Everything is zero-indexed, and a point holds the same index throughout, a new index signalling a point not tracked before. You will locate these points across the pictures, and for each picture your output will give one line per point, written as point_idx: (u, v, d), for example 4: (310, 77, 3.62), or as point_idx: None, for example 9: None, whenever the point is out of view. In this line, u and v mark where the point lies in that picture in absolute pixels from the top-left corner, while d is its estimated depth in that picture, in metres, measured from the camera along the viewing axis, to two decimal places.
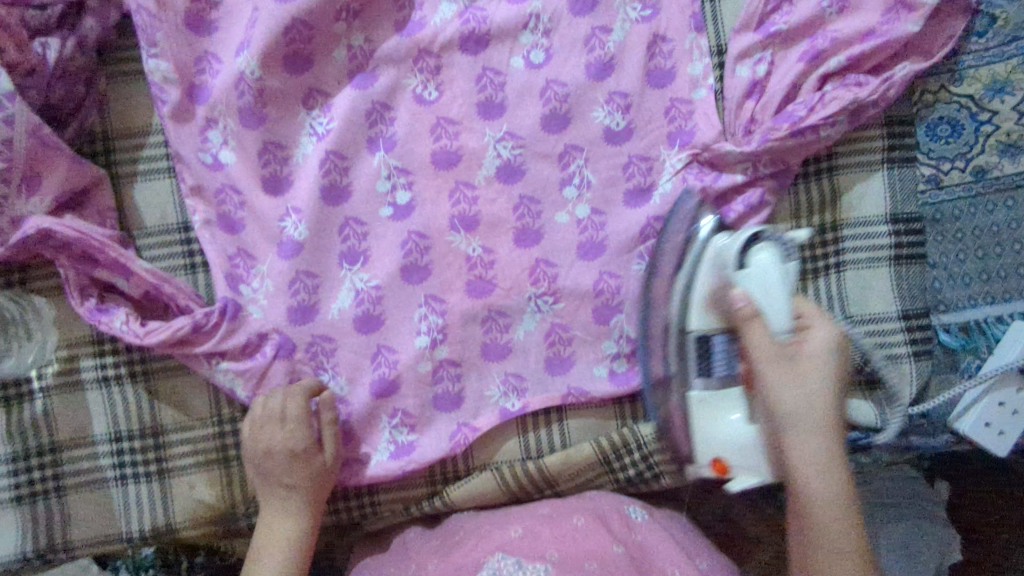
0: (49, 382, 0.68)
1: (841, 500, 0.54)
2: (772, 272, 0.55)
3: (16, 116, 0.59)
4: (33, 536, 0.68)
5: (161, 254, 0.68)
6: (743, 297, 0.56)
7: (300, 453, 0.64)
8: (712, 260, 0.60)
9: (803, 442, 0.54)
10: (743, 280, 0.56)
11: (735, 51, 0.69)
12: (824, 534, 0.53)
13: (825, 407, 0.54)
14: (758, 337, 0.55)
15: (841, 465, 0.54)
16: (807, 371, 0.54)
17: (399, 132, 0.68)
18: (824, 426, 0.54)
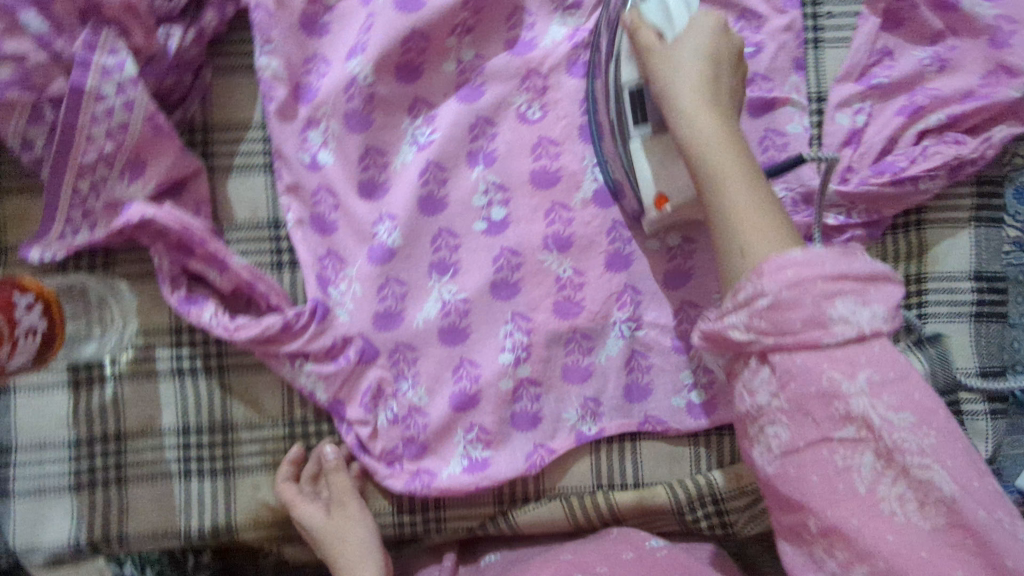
0: (121, 368, 0.67)
1: (758, 203, 0.55)
2: (672, 0, 0.62)
3: (136, 101, 0.59)
4: (88, 524, 0.66)
5: (249, 248, 0.67)
6: (659, 56, 0.59)
7: (316, 525, 0.66)
8: (662, 71, 0.58)
9: (688, 39, 0.59)
10: (645, 7, 0.62)
11: (835, 99, 0.69)
12: (735, 193, 0.55)
13: (727, 143, 0.56)
14: (648, 35, 0.60)
15: (738, 144, 0.57)
16: (681, 47, 0.59)
17: (499, 148, 0.69)
18: (725, 115, 0.57)
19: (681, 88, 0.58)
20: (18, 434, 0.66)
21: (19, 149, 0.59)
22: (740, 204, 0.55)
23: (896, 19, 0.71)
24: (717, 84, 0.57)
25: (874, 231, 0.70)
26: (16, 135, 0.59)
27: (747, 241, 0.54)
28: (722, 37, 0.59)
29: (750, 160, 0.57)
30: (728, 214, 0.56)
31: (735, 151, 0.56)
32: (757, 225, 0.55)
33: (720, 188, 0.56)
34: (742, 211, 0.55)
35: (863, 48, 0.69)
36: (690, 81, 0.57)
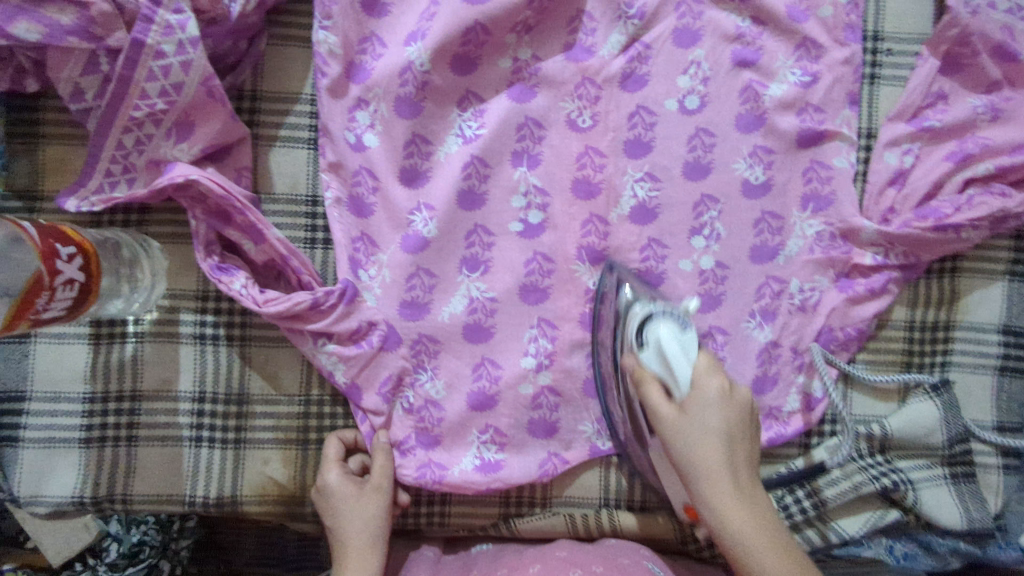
0: (145, 328, 0.66)
1: (744, 494, 0.53)
2: (669, 340, 0.58)
3: (194, 62, 0.59)
4: (94, 481, 0.66)
5: (285, 222, 0.67)
6: (660, 400, 0.56)
7: (338, 492, 0.64)
8: (668, 349, 0.57)
9: (704, 412, 0.54)
10: (642, 356, 0.59)
11: (885, 138, 0.69)
12: (740, 517, 0.52)
13: (719, 444, 0.54)
14: (658, 396, 0.56)
15: (757, 511, 0.53)
16: (693, 420, 0.54)
17: (545, 151, 0.68)
18: (734, 475, 0.54)
19: (687, 394, 0.56)
20: (35, 383, 0.66)
21: (69, 97, 0.60)
22: (764, 538, 0.52)
23: (957, 64, 0.69)
24: (715, 391, 0.55)
25: (909, 274, 0.69)
26: (68, 83, 0.59)
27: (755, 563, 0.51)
28: (739, 404, 0.55)
29: (764, 498, 0.54)
30: (752, 546, 0.52)
31: (743, 496, 0.53)
32: (756, 518, 0.53)
33: (727, 536, 0.52)
34: (757, 529, 0.52)
35: (919, 89, 0.69)
36: (706, 449, 0.53)
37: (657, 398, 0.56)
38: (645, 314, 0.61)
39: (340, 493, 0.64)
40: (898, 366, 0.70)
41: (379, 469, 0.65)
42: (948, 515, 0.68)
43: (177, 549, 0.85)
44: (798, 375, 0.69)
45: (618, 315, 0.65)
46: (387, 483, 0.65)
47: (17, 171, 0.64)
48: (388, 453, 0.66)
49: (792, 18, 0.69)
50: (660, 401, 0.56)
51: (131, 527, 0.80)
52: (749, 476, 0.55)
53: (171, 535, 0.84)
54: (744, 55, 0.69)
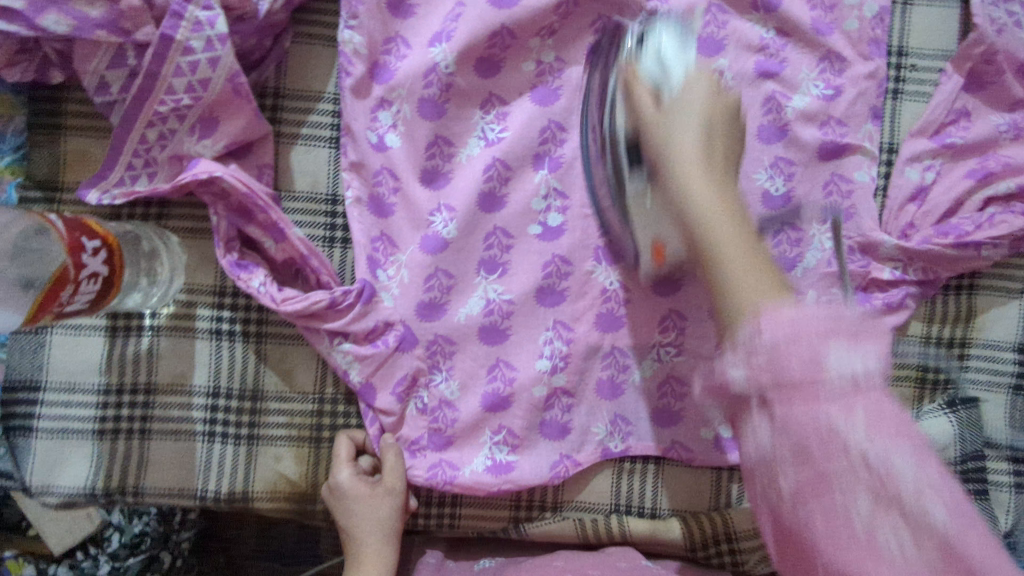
0: (161, 321, 0.67)
1: (728, 204, 0.54)
2: (668, 47, 0.62)
3: (221, 59, 0.59)
4: (105, 473, 0.66)
5: (304, 220, 0.67)
6: (645, 95, 0.60)
7: (349, 493, 0.64)
8: (670, 59, 0.60)
9: (686, 90, 0.58)
10: (643, 66, 0.61)
11: (906, 153, 0.69)
12: (706, 200, 0.55)
13: (695, 149, 0.56)
14: (643, 91, 0.60)
15: (719, 203, 0.55)
16: (673, 106, 0.58)
17: (566, 155, 0.69)
18: (715, 174, 0.56)
19: (678, 96, 0.58)
20: (50, 373, 0.66)
21: (94, 90, 0.60)
22: (720, 245, 0.54)
23: (980, 82, 0.69)
24: (698, 98, 0.57)
25: (927, 289, 0.69)
26: (94, 76, 0.59)
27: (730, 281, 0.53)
28: (718, 116, 0.57)
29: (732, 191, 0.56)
30: (726, 235, 0.53)
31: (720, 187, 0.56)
32: (728, 235, 0.54)
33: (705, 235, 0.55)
34: (721, 211, 0.54)
35: (942, 106, 0.69)
36: (686, 142, 0.56)
37: (643, 96, 0.60)
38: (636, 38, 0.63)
39: (348, 492, 0.64)
40: (913, 382, 0.70)
41: (393, 469, 0.65)
42: None
43: (178, 540, 0.86)
44: None
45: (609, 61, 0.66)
46: (399, 484, 0.65)
47: (38, 161, 0.64)
48: (398, 451, 0.66)
49: (817, 30, 0.69)
50: (652, 94, 0.60)
51: (133, 517, 0.83)
52: (724, 154, 0.56)
53: (172, 526, 0.86)
54: (768, 66, 0.69)
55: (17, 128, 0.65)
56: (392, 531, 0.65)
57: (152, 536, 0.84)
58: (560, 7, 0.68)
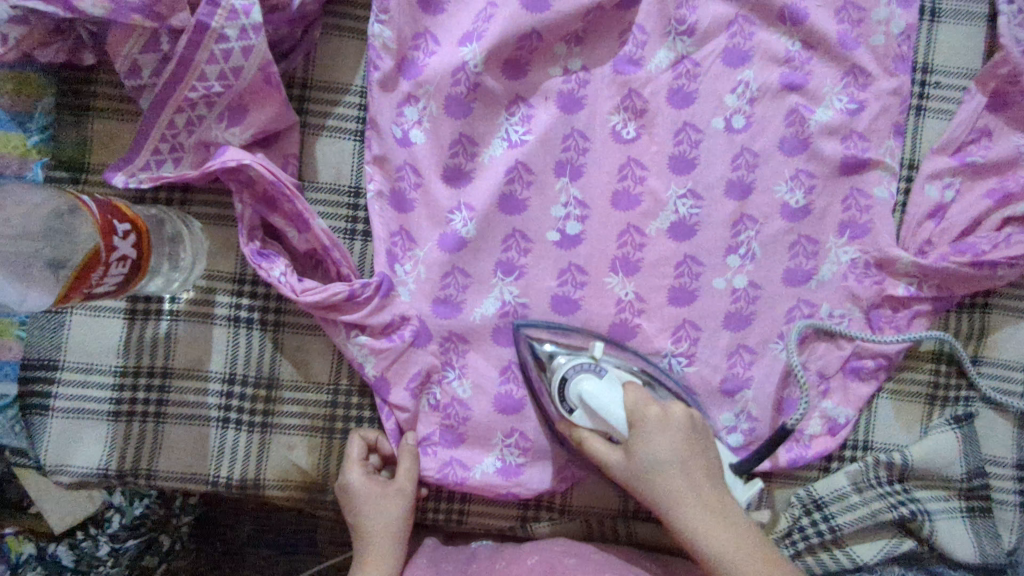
0: (180, 307, 0.67)
1: (721, 512, 0.58)
2: (593, 390, 0.60)
3: (254, 49, 0.59)
4: (120, 453, 0.66)
5: (326, 211, 0.68)
6: (603, 449, 0.61)
7: (360, 490, 0.64)
8: (599, 394, 0.60)
9: (651, 439, 0.59)
10: (574, 416, 0.62)
11: (927, 170, 0.69)
12: (716, 539, 0.57)
13: (689, 495, 0.59)
14: (601, 446, 0.61)
15: (720, 504, 0.59)
16: (647, 453, 0.59)
17: (587, 163, 0.69)
18: (704, 500, 0.59)
19: (630, 433, 0.59)
20: (69, 353, 0.66)
21: (125, 74, 0.60)
22: (741, 551, 0.57)
23: (1004, 101, 0.70)
24: (653, 418, 0.59)
25: (940, 306, 0.70)
26: (126, 60, 0.60)
27: (725, 557, 0.56)
28: (683, 417, 0.60)
29: (727, 516, 0.58)
30: (740, 564, 0.56)
31: (710, 509, 0.58)
32: (740, 539, 0.57)
33: (723, 565, 0.57)
34: (722, 526, 0.58)
35: (964, 125, 0.69)
36: (676, 493, 0.59)
37: (613, 458, 0.60)
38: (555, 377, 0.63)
39: (358, 489, 0.64)
40: (922, 398, 0.71)
41: (405, 471, 0.65)
42: (962, 548, 0.68)
43: (178, 524, 0.85)
44: (822, 399, 0.70)
45: (531, 376, 0.67)
46: (410, 484, 0.65)
47: (65, 142, 0.65)
48: (414, 455, 0.66)
49: (844, 45, 0.69)
50: (605, 446, 0.61)
51: (134, 500, 0.82)
52: (700, 459, 0.60)
53: (173, 510, 0.85)
54: (793, 79, 0.69)
55: (46, 108, 0.65)
56: (401, 531, 0.65)
57: (152, 518, 0.83)
58: (589, 12, 0.67)
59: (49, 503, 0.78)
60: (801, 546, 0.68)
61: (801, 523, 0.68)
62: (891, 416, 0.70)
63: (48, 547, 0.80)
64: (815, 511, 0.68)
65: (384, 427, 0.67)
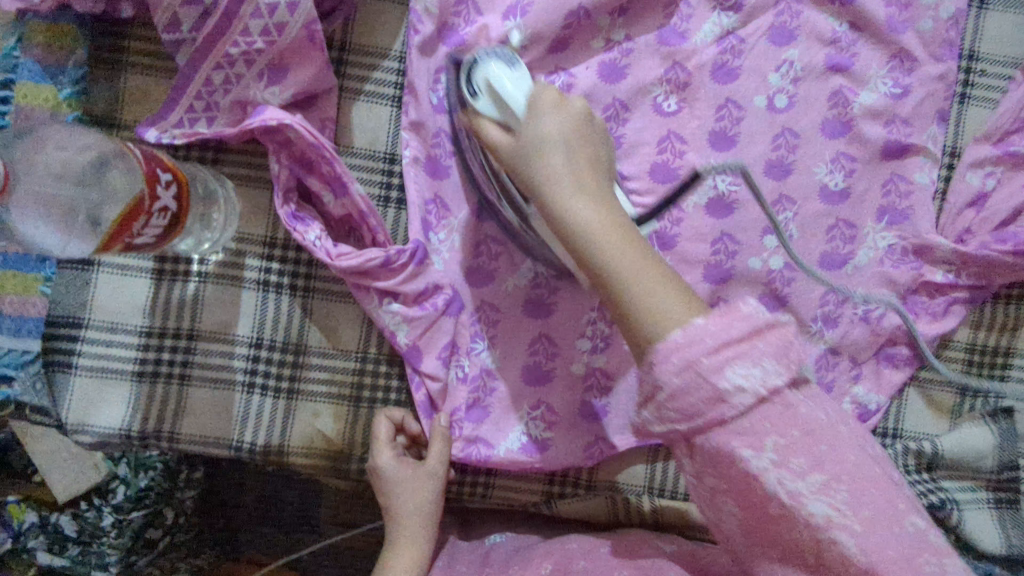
0: (209, 269, 0.66)
1: (612, 216, 0.53)
2: (500, 77, 0.59)
3: (299, 5, 0.58)
4: (142, 416, 0.65)
5: (361, 177, 0.67)
6: (494, 131, 0.59)
7: (391, 472, 0.64)
8: (515, 87, 0.58)
9: (543, 114, 0.55)
10: (481, 107, 0.59)
11: (969, 158, 0.69)
12: (586, 216, 0.52)
13: (573, 168, 0.54)
14: (494, 132, 0.59)
15: (615, 218, 0.53)
16: (540, 122, 0.55)
17: (627, 136, 0.68)
18: (579, 186, 0.53)
19: (524, 120, 0.56)
20: (93, 311, 0.65)
21: (165, 27, 0.59)
22: (621, 266, 0.50)
23: None
24: (547, 102, 0.56)
25: (979, 295, 0.69)
26: (167, 13, 0.59)
27: (630, 283, 0.50)
28: (577, 114, 0.56)
29: (618, 212, 0.53)
30: (621, 273, 0.50)
31: (593, 200, 0.53)
32: (654, 277, 0.50)
33: (590, 249, 0.51)
34: (625, 237, 0.51)
35: (1009, 113, 0.68)
36: (568, 173, 0.54)
37: (492, 137, 0.58)
38: (465, 79, 0.61)
39: (389, 471, 0.64)
40: (955, 388, 0.70)
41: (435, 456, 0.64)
42: (989, 540, 0.68)
43: (180, 499, 0.83)
44: (853, 384, 0.69)
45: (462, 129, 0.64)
46: (441, 464, 0.64)
47: (97, 96, 0.63)
48: (446, 438, 0.65)
49: (891, 27, 0.68)
50: (497, 136, 0.58)
51: (139, 471, 0.80)
52: (583, 148, 0.55)
53: (177, 485, 0.82)
54: (838, 60, 0.68)
55: (78, 61, 0.63)
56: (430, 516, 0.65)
57: (156, 491, 0.81)
58: None
59: (56, 470, 0.77)
60: None
61: None
62: (922, 405, 0.70)
63: (51, 516, 0.80)
64: None
65: (416, 400, 0.67)
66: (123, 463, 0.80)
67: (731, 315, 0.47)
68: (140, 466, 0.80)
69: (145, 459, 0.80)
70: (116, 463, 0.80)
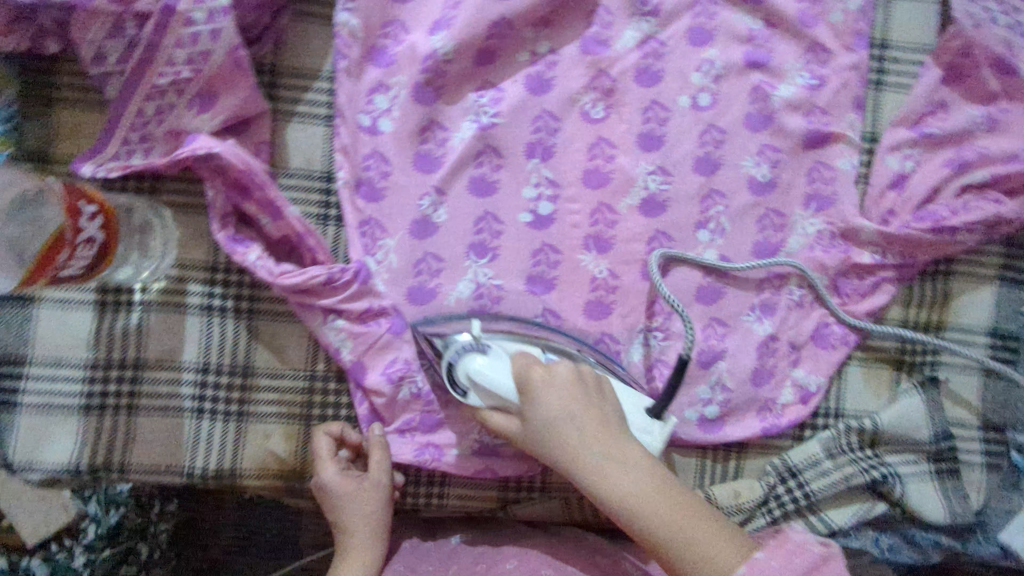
0: (152, 297, 0.66)
1: (658, 483, 0.56)
2: (485, 366, 0.59)
3: (222, 32, 0.59)
4: (90, 448, 0.65)
5: (298, 198, 0.68)
6: (504, 420, 0.61)
7: (336, 486, 0.64)
8: (493, 368, 0.59)
9: (540, 396, 0.58)
10: (473, 399, 0.61)
11: (887, 142, 0.71)
12: (626, 483, 0.56)
13: (585, 456, 0.57)
14: (501, 416, 0.61)
15: (653, 472, 0.56)
16: (536, 403, 0.58)
17: (558, 143, 0.69)
18: (608, 432, 0.57)
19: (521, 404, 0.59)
20: (37, 347, 0.65)
21: (90, 61, 0.59)
22: (664, 491, 0.56)
23: (957, 75, 0.72)
24: (563, 378, 0.59)
25: (905, 274, 0.71)
26: (91, 46, 0.59)
27: (656, 527, 0.55)
28: (570, 372, 0.59)
29: (642, 474, 0.56)
30: (670, 507, 0.55)
31: (601, 445, 0.57)
32: (682, 505, 0.56)
33: (637, 519, 0.55)
34: (678, 509, 0.55)
35: (921, 97, 0.71)
36: (581, 433, 0.57)
37: (504, 421, 0.60)
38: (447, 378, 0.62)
39: (332, 483, 0.64)
40: (890, 365, 0.73)
41: (377, 467, 0.64)
42: (932, 509, 0.71)
43: (154, 533, 0.84)
44: (793, 368, 0.71)
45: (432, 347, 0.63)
46: (385, 474, 0.65)
47: (27, 133, 0.64)
48: (384, 446, 0.65)
49: (803, 22, 0.71)
50: (505, 420, 0.61)
51: (110, 507, 0.79)
52: (599, 418, 0.58)
53: (150, 518, 0.83)
54: (756, 56, 0.71)
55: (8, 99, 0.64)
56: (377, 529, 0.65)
57: (128, 528, 0.81)
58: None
59: (21, 511, 0.74)
60: (775, 512, 0.70)
61: (776, 491, 0.70)
62: (860, 384, 0.72)
63: (21, 560, 0.76)
64: (791, 480, 0.70)
65: (359, 413, 0.68)
66: (94, 500, 0.79)
67: (784, 550, 0.54)
68: (111, 501, 0.79)
69: (115, 495, 0.80)
70: (85, 501, 0.79)
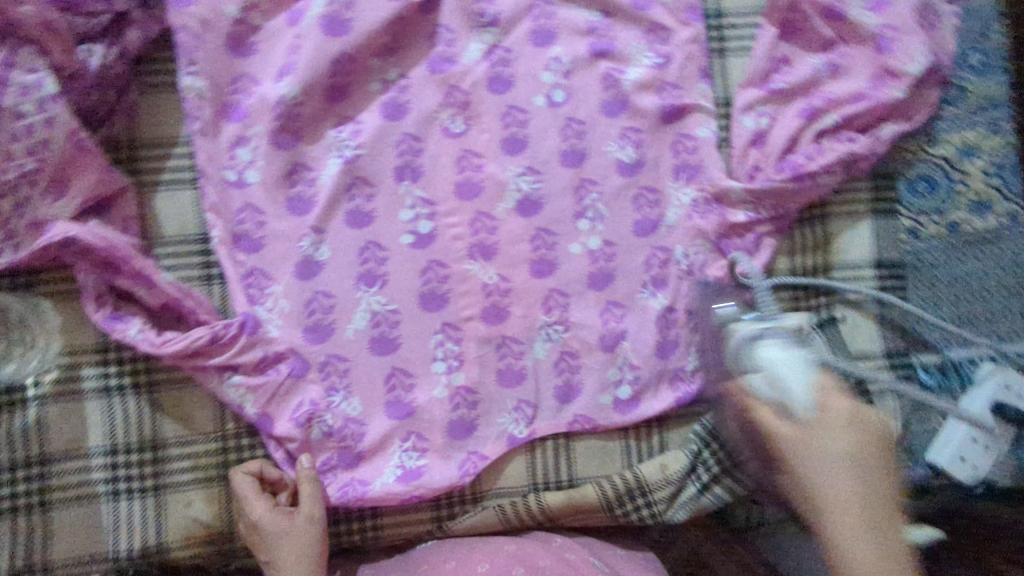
0: (45, 389, 0.65)
1: (863, 519, 0.61)
2: (790, 362, 0.63)
3: (56, 119, 0.61)
4: (9, 553, 0.64)
5: (178, 263, 0.68)
6: (783, 416, 0.65)
7: (265, 521, 0.63)
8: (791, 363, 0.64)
9: (831, 441, 0.62)
10: (755, 387, 0.65)
11: (740, 104, 0.74)
12: (849, 535, 0.61)
13: (848, 492, 0.61)
14: (775, 420, 0.65)
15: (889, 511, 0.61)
16: (828, 437, 0.62)
17: (425, 162, 0.71)
18: (876, 501, 0.61)
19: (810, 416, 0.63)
20: None
21: None
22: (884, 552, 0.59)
23: (792, 29, 0.76)
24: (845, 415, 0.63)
25: (782, 224, 0.74)
26: None
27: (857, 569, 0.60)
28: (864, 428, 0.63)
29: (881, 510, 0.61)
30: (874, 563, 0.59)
31: (869, 500, 0.61)
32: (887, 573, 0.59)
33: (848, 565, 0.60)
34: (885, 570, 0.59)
35: (763, 56, 0.74)
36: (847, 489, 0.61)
37: (777, 422, 0.65)
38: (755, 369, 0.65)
39: (261, 520, 0.63)
40: (788, 313, 0.75)
41: (306, 498, 0.65)
42: None
43: None
44: (694, 335, 0.73)
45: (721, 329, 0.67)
46: (318, 505, 0.65)
47: None
48: (313, 478, 0.66)
49: (637, 6, 0.74)
50: (772, 419, 0.65)
51: None
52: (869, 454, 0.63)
53: None
54: (600, 46, 0.73)
55: None
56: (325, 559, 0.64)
57: None
58: (392, 25, 0.69)
59: None
60: (704, 476, 0.72)
61: (700, 456, 0.72)
62: None
63: None
64: (713, 443, 0.72)
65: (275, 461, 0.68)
66: None
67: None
68: None
69: None
70: None
